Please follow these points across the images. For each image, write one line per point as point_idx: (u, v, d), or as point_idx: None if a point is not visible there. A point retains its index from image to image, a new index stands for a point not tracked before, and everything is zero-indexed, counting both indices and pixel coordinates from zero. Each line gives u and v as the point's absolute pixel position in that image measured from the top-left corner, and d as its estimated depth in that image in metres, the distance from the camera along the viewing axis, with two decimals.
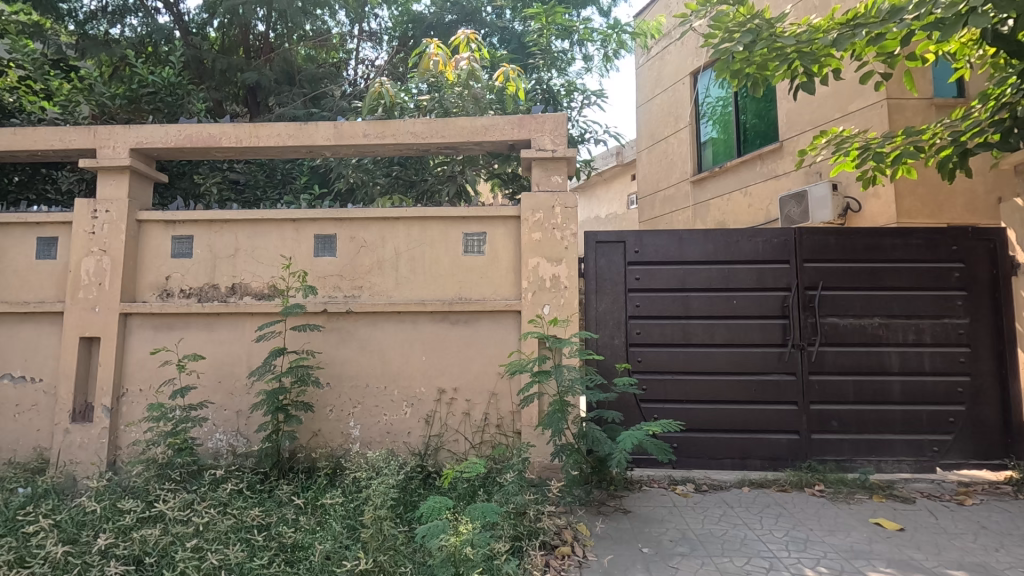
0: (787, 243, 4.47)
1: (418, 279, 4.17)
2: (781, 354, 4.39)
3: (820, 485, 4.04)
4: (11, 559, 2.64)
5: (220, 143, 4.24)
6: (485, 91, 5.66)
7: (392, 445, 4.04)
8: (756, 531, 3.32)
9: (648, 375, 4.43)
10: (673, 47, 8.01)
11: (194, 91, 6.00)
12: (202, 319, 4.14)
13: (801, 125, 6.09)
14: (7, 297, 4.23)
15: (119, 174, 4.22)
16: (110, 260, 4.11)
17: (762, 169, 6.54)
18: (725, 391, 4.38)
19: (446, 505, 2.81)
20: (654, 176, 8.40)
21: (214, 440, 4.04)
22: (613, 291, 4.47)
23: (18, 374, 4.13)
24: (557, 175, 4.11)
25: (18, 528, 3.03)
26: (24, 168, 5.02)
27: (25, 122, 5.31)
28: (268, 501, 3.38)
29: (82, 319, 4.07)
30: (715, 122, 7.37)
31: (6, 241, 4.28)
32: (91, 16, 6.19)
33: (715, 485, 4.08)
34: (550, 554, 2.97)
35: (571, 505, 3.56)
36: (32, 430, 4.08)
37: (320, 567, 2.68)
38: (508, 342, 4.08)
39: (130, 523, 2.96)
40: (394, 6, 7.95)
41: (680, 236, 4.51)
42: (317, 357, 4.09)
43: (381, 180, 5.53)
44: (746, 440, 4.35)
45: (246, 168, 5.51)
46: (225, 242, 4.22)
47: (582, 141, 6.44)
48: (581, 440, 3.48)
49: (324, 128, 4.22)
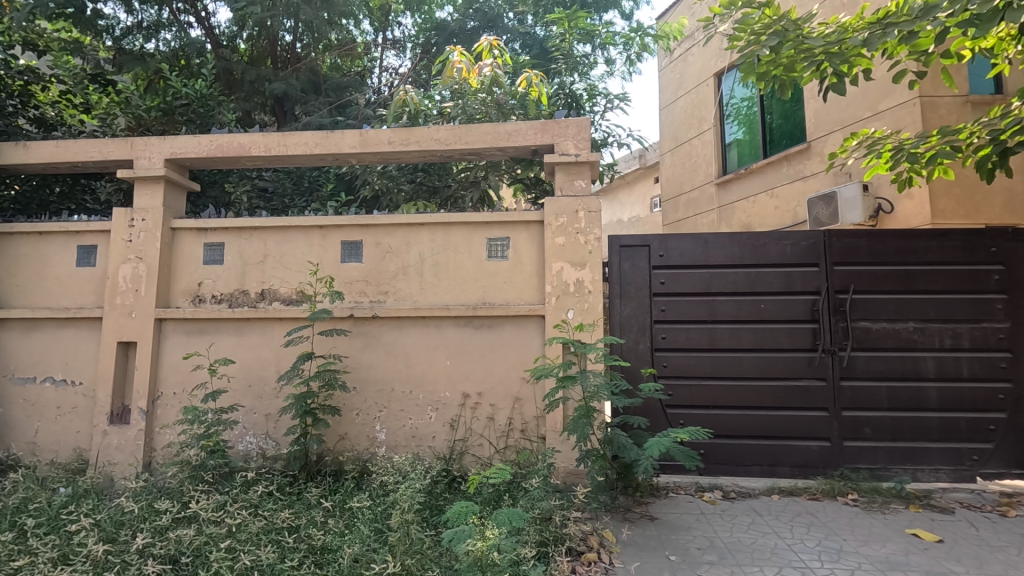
0: (815, 245, 4.38)
1: (442, 284, 4.21)
2: (810, 359, 4.30)
3: (853, 494, 3.94)
4: (55, 556, 2.75)
5: (249, 152, 4.34)
6: (508, 97, 5.67)
7: (418, 449, 4.07)
8: (786, 540, 3.25)
9: (674, 381, 4.38)
10: (696, 48, 7.95)
11: (224, 102, 6.20)
12: (233, 325, 4.24)
13: (829, 125, 5.97)
14: (50, 303, 4.40)
15: (155, 183, 4.35)
16: (146, 266, 4.24)
17: (790, 170, 6.42)
18: (753, 397, 4.31)
19: (472, 509, 2.79)
20: (678, 179, 8.32)
21: (245, 442, 4.14)
22: (638, 296, 4.44)
23: (59, 377, 4.29)
24: (580, 180, 4.12)
25: (60, 527, 3.14)
26: (65, 179, 5.25)
27: (67, 136, 5.53)
28: (298, 503, 3.45)
29: (119, 324, 4.20)
30: (740, 122, 7.28)
31: (47, 249, 4.45)
32: (127, 31, 6.36)
33: (744, 492, 4.02)
34: (576, 560, 2.95)
35: (596, 511, 3.53)
36: (73, 431, 4.22)
37: (349, 570, 2.72)
38: (532, 347, 4.08)
39: (166, 523, 3.04)
40: (417, 13, 8.05)
41: (706, 239, 4.46)
42: (344, 361, 4.15)
43: (405, 187, 5.57)
44: (775, 447, 4.27)
45: (274, 176, 5.62)
46: (255, 249, 4.32)
47: (605, 145, 6.42)
48: (606, 445, 3.46)
49: (350, 136, 4.30)
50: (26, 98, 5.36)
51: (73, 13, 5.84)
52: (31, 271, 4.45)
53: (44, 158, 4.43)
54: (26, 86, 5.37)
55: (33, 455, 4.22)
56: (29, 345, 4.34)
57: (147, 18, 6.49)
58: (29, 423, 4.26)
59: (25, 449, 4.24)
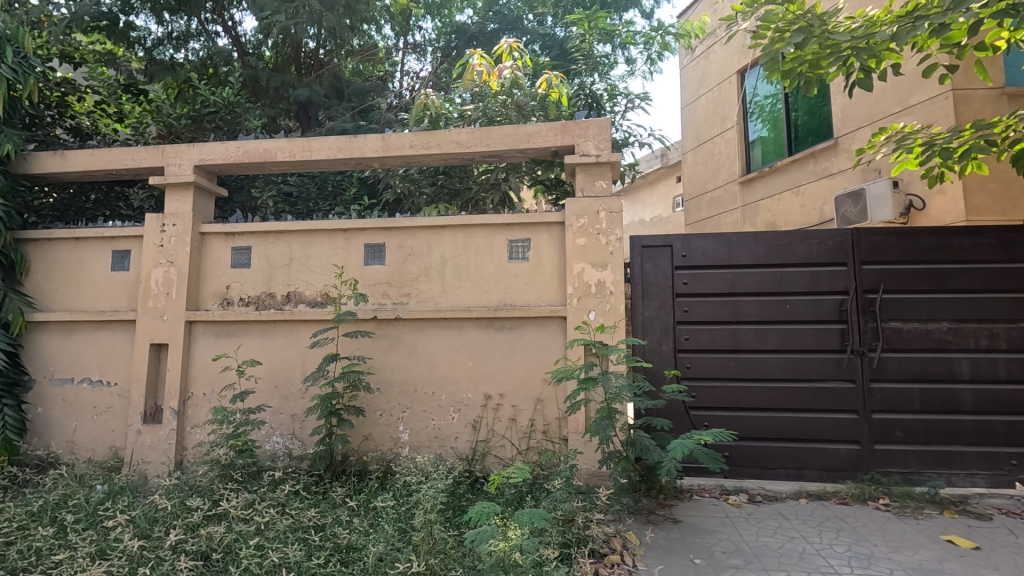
0: (843, 244, 4.29)
1: (464, 286, 4.23)
2: (838, 361, 4.21)
3: (885, 498, 3.84)
4: (93, 551, 2.85)
5: (275, 157, 4.43)
6: (529, 98, 5.67)
7: (441, 450, 4.10)
8: (815, 546, 3.18)
9: (698, 382, 4.33)
10: (719, 46, 7.85)
11: (251, 109, 6.36)
12: (260, 327, 4.33)
13: (857, 120, 5.84)
14: (86, 306, 4.56)
15: (184, 190, 4.48)
16: (177, 270, 4.36)
17: (816, 167, 6.29)
18: (779, 399, 4.24)
19: (494, 510, 2.82)
20: (701, 177, 8.21)
21: (272, 442, 4.22)
22: (660, 296, 4.40)
23: (96, 378, 4.44)
24: (601, 180, 4.11)
25: (98, 522, 3.25)
26: (100, 187, 5.42)
27: (102, 145, 5.70)
28: (324, 502, 3.50)
29: (152, 326, 4.33)
30: (764, 120, 7.16)
31: (84, 254, 4.61)
32: (158, 42, 6.66)
33: (770, 496, 3.95)
34: (599, 562, 2.94)
35: (619, 513, 3.51)
36: (108, 430, 4.37)
37: (373, 568, 2.75)
38: (554, 348, 4.08)
39: (197, 520, 3.12)
40: (437, 17, 8.12)
41: (729, 239, 4.40)
42: (368, 363, 4.21)
43: (427, 190, 5.62)
44: (802, 449, 4.19)
45: (299, 180, 5.69)
46: (281, 252, 4.41)
47: (626, 145, 6.38)
48: (629, 447, 3.45)
49: (372, 140, 4.35)
50: (64, 109, 5.49)
51: (107, 25, 6.25)
52: (68, 276, 4.61)
53: (80, 166, 4.59)
54: (63, 97, 5.49)
55: (72, 453, 4.37)
56: (67, 346, 4.50)
57: (177, 29, 6.72)
58: (67, 422, 4.42)
59: (64, 447, 4.39)
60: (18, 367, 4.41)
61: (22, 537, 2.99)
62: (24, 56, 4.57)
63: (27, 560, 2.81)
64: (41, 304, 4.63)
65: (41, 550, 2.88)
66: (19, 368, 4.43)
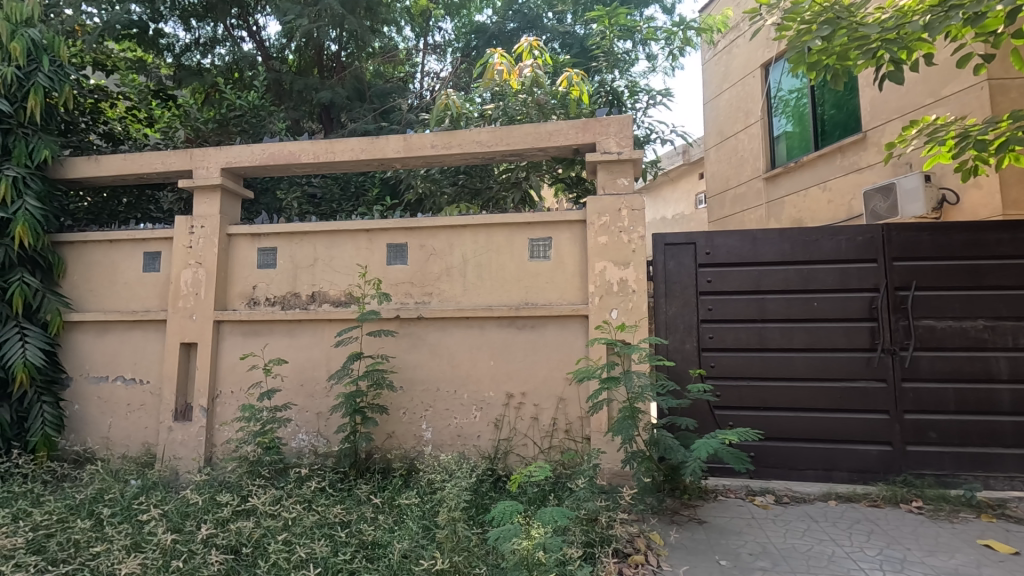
0: (873, 240, 4.18)
1: (485, 285, 4.24)
2: (869, 360, 4.12)
3: (918, 501, 3.74)
4: (128, 544, 2.93)
5: (299, 159, 4.50)
6: (549, 97, 5.64)
7: (463, 448, 4.12)
8: (845, 548, 3.12)
9: (722, 382, 4.27)
10: (742, 40, 7.73)
11: (275, 112, 6.49)
12: (286, 326, 4.40)
13: (886, 113, 5.69)
14: (120, 307, 4.69)
15: (212, 192, 4.57)
16: (205, 271, 4.46)
17: (844, 162, 6.15)
18: (806, 398, 4.16)
19: (517, 509, 2.81)
20: (724, 174, 8.08)
21: (298, 439, 4.29)
22: (683, 294, 4.35)
23: (129, 376, 4.57)
24: (623, 178, 4.08)
25: (133, 516, 3.34)
26: (132, 191, 5.57)
27: (133, 149, 5.81)
28: (349, 499, 3.55)
29: (182, 325, 4.43)
30: (789, 115, 7.04)
31: (117, 256, 4.75)
32: (186, 48, 6.82)
33: (798, 497, 3.88)
34: (623, 562, 2.92)
35: (643, 513, 3.49)
36: (141, 427, 4.49)
37: (398, 566, 2.77)
38: (576, 347, 4.07)
39: (227, 515, 3.19)
40: (457, 18, 8.18)
41: (754, 236, 4.33)
42: (391, 361, 4.25)
43: (447, 189, 5.66)
44: (831, 450, 4.10)
45: (322, 182, 5.73)
46: (305, 252, 4.48)
47: (648, 142, 6.31)
48: (652, 446, 3.42)
49: (394, 141, 4.39)
50: (96, 115, 5.65)
51: (137, 32, 6.43)
52: (103, 276, 4.75)
53: (113, 170, 4.73)
54: (96, 104, 5.67)
55: (107, 449, 4.51)
56: (101, 345, 4.64)
57: (204, 34, 6.88)
58: (102, 419, 4.56)
59: (100, 443, 4.53)
60: (56, 365, 4.55)
61: (61, 530, 3.09)
62: (60, 65, 4.73)
63: (67, 552, 2.90)
64: (78, 304, 4.78)
65: (80, 543, 2.97)
66: (57, 367, 4.58)
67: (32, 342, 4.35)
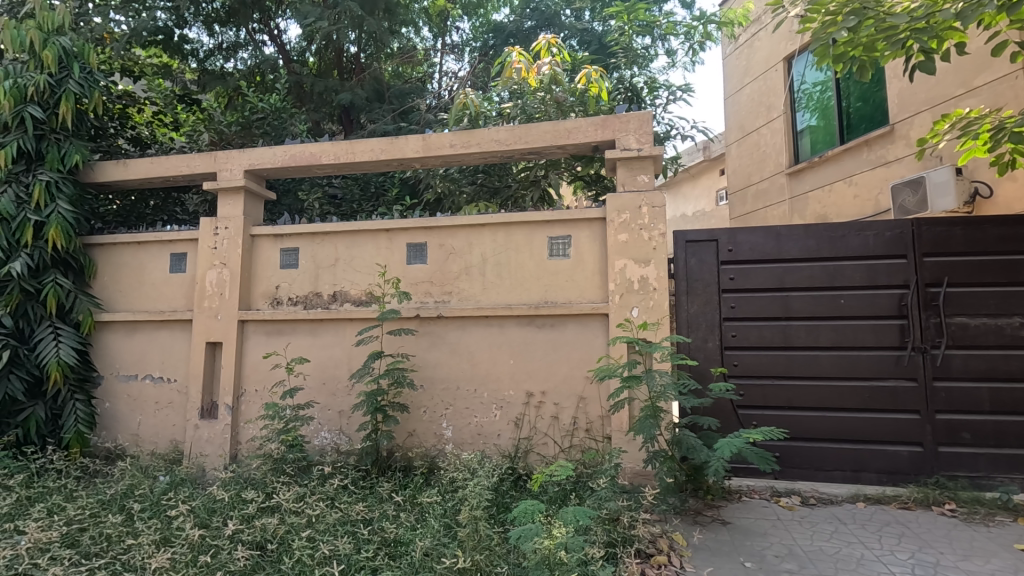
0: (902, 235, 4.07)
1: (504, 283, 4.24)
2: (898, 358, 4.01)
3: (951, 504, 3.63)
4: (158, 538, 3.00)
5: (320, 160, 4.55)
6: (567, 94, 5.59)
7: (483, 447, 4.13)
8: (875, 551, 3.04)
9: (746, 381, 4.20)
10: (764, 33, 7.60)
11: (297, 114, 6.56)
12: (308, 325, 4.46)
13: (915, 105, 5.53)
14: (148, 307, 4.80)
15: (236, 194, 4.64)
16: (230, 271, 4.54)
17: (871, 156, 6.00)
18: (833, 398, 4.07)
19: (539, 508, 2.80)
20: (746, 170, 7.93)
21: (321, 437, 4.35)
22: (705, 292, 4.28)
23: (157, 375, 4.67)
24: (643, 175, 4.04)
25: (162, 511, 3.42)
26: (158, 194, 5.68)
27: (159, 152, 5.84)
28: (371, 497, 3.57)
29: (207, 325, 4.51)
30: (813, 109, 6.90)
31: (145, 257, 4.86)
32: (210, 53, 6.97)
33: (825, 498, 3.79)
34: (645, 562, 2.89)
35: (666, 513, 3.45)
36: (169, 425, 4.59)
37: (420, 564, 2.78)
38: (596, 345, 4.05)
39: (252, 512, 3.24)
40: (474, 17, 8.21)
41: (778, 232, 4.25)
42: (411, 360, 4.28)
43: (467, 188, 5.66)
44: (859, 451, 4.01)
45: (343, 183, 5.79)
46: (327, 252, 4.53)
47: (668, 138, 6.25)
48: (675, 446, 3.38)
49: (413, 141, 4.42)
50: (124, 119, 5.78)
51: (163, 39, 6.58)
52: (131, 277, 4.87)
53: (141, 173, 4.84)
54: (124, 109, 5.81)
55: (137, 445, 4.62)
56: (131, 345, 4.75)
57: (226, 39, 6.99)
58: (132, 416, 4.67)
59: (129, 440, 4.65)
60: (88, 364, 4.68)
61: (94, 524, 3.18)
62: (90, 71, 4.86)
63: (100, 546, 2.98)
64: (108, 304, 4.91)
65: (112, 537, 3.04)
66: (89, 366, 4.70)
67: (65, 341, 4.48)
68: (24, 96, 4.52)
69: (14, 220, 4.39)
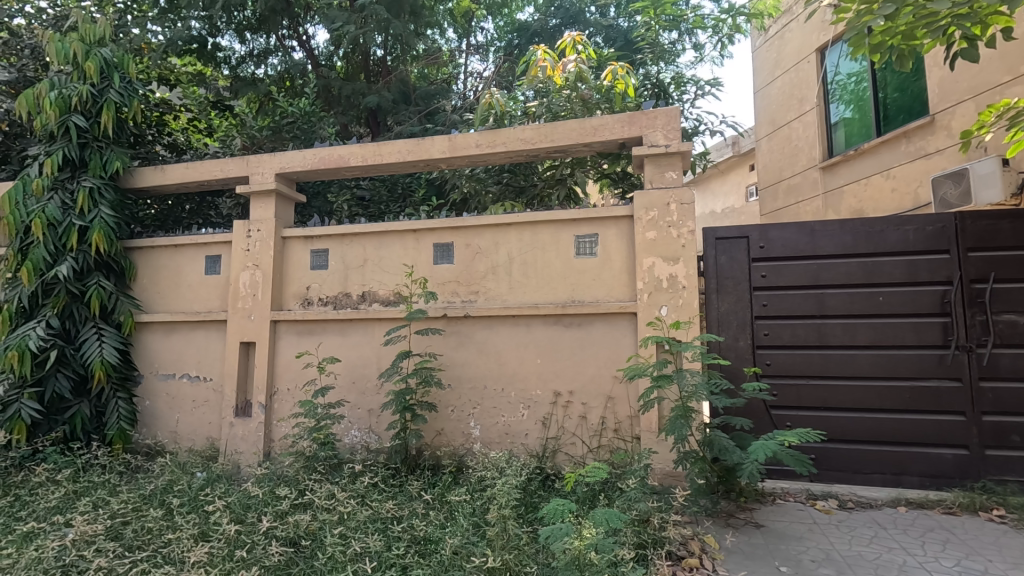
0: (944, 229, 3.92)
1: (531, 283, 4.23)
2: (941, 357, 3.86)
3: (1000, 510, 3.48)
4: (196, 532, 3.09)
5: (349, 163, 4.62)
6: (593, 92, 5.55)
7: (511, 446, 4.12)
8: (917, 558, 2.93)
9: (779, 381, 4.10)
10: (795, 23, 7.41)
11: (325, 117, 6.66)
12: (338, 325, 4.52)
13: (956, 94, 5.32)
14: (184, 308, 4.94)
15: (267, 197, 4.73)
16: (262, 273, 4.64)
17: (909, 148, 5.80)
18: (871, 398, 3.94)
19: (569, 508, 2.78)
20: (776, 165, 7.74)
21: (351, 436, 4.41)
22: (736, 290, 4.19)
23: (194, 374, 4.81)
24: (671, 171, 3.98)
25: (200, 506, 3.52)
26: (194, 198, 5.87)
27: (195, 157, 6.08)
28: (401, 495, 3.61)
29: (241, 325, 4.62)
30: (848, 101, 6.70)
31: (181, 259, 5.01)
32: (241, 60, 7.13)
33: (864, 502, 3.68)
34: (676, 564, 2.86)
35: (697, 515, 3.39)
36: (205, 422, 4.72)
37: (449, 561, 2.80)
38: (624, 344, 4.01)
39: (286, 509, 3.31)
40: (499, 17, 8.23)
41: (812, 228, 4.14)
42: (439, 359, 4.31)
43: (492, 188, 5.67)
44: (900, 453, 3.87)
45: (371, 184, 5.86)
46: (355, 253, 4.59)
47: (696, 133, 6.14)
48: (706, 447, 3.32)
49: (440, 142, 4.45)
50: (161, 127, 6.02)
51: (197, 47, 6.75)
52: (169, 279, 5.02)
53: (176, 179, 4.98)
54: (161, 116, 6.01)
55: (175, 442, 4.76)
56: (169, 345, 4.91)
57: (257, 46, 7.14)
58: (171, 414, 4.82)
59: (168, 437, 4.79)
60: (129, 363, 4.84)
61: (136, 518, 3.28)
62: (129, 81, 5.03)
63: (142, 539, 3.08)
64: (147, 306, 5.07)
65: (153, 530, 3.15)
66: (130, 365, 4.86)
67: (108, 341, 4.64)
68: (69, 105, 4.69)
69: (60, 225, 4.58)
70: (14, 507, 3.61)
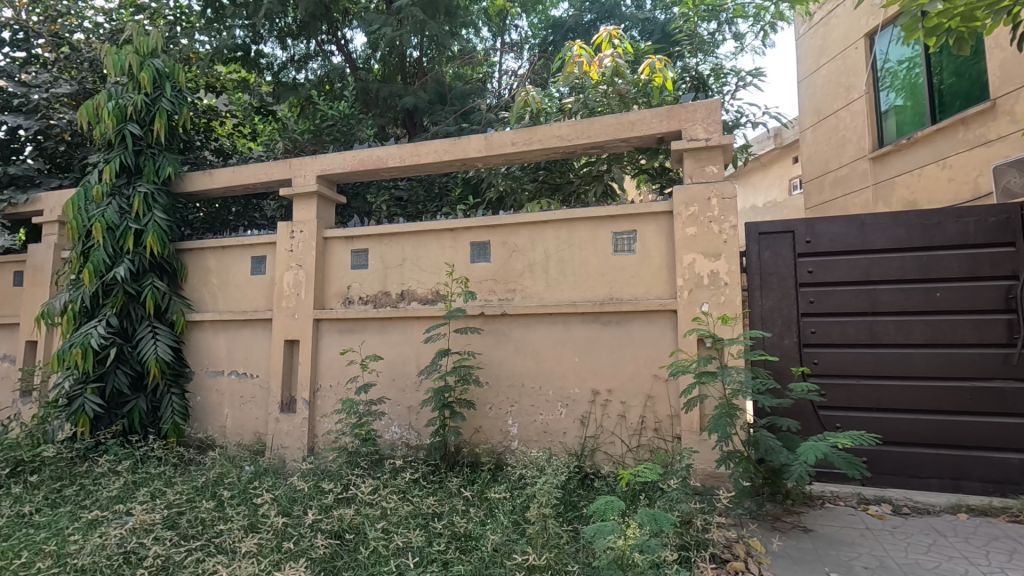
0: (1008, 221, 3.70)
1: (568, 280, 4.20)
2: (1005, 357, 3.65)
3: None
4: (246, 524, 3.21)
5: (387, 163, 4.69)
6: (630, 86, 5.48)
7: (550, 444, 4.11)
8: (981, 568, 2.78)
9: (828, 380, 3.95)
10: (842, 9, 7.13)
11: (363, 120, 6.80)
12: (378, 324, 4.61)
13: (1021, 77, 5.01)
14: (232, 307, 5.12)
15: (309, 199, 4.85)
16: (305, 273, 4.76)
17: (967, 136, 5.50)
18: (928, 399, 3.76)
19: (611, 508, 2.75)
20: (822, 157, 7.44)
21: (391, 432, 4.49)
22: (781, 287, 4.06)
23: (241, 371, 4.98)
24: (712, 165, 3.88)
25: (249, 498, 3.65)
26: (240, 201, 6.08)
27: (240, 161, 6.31)
28: (441, 491, 3.65)
29: (286, 324, 4.76)
30: (899, 88, 6.41)
31: (229, 260, 5.19)
32: (283, 66, 7.25)
33: (921, 508, 3.51)
34: (721, 567, 2.80)
35: (741, 517, 3.31)
36: (253, 417, 4.89)
37: (490, 558, 2.80)
38: (664, 342, 3.94)
39: (330, 502, 3.39)
40: (533, 14, 8.19)
41: (863, 221, 3.97)
42: (477, 358, 4.33)
43: (529, 186, 5.66)
44: (960, 457, 3.68)
45: (408, 185, 5.94)
46: (394, 252, 4.67)
47: (737, 126, 5.98)
48: (751, 447, 3.23)
49: (476, 140, 4.46)
50: (208, 132, 6.42)
51: (241, 55, 6.95)
52: (217, 279, 5.21)
53: (224, 182, 5.15)
54: (208, 123, 6.46)
55: (225, 437, 4.94)
56: (218, 343, 5.09)
57: (298, 51, 7.25)
58: (220, 410, 5.02)
59: (218, 431, 4.99)
60: (181, 360, 5.07)
61: (190, 508, 3.43)
62: (180, 90, 5.25)
63: (195, 529, 3.21)
64: (197, 305, 5.27)
65: (206, 521, 3.28)
66: (182, 362, 5.09)
67: (162, 338, 4.86)
68: (125, 115, 4.92)
69: (118, 228, 4.82)
70: (80, 495, 3.82)
